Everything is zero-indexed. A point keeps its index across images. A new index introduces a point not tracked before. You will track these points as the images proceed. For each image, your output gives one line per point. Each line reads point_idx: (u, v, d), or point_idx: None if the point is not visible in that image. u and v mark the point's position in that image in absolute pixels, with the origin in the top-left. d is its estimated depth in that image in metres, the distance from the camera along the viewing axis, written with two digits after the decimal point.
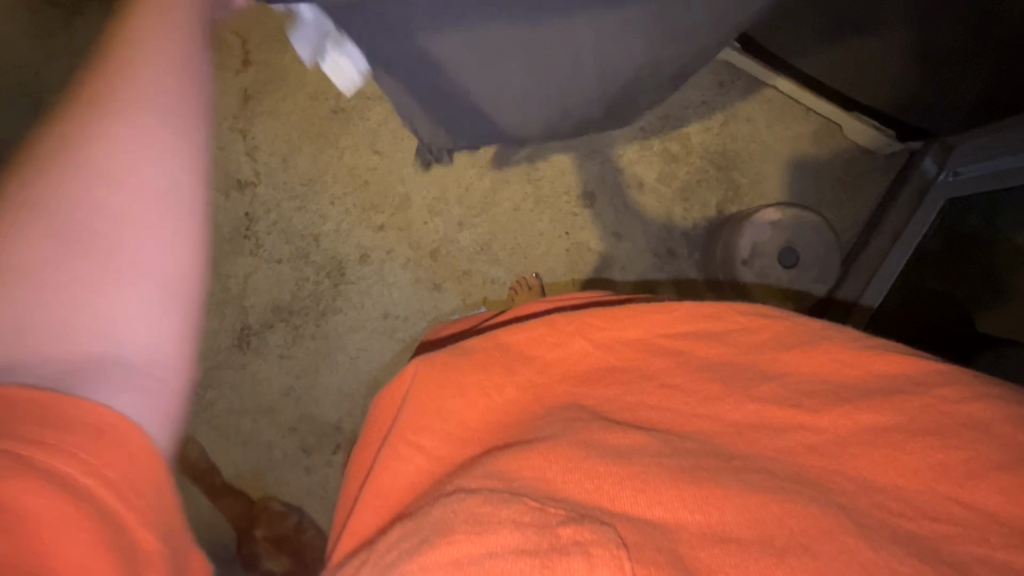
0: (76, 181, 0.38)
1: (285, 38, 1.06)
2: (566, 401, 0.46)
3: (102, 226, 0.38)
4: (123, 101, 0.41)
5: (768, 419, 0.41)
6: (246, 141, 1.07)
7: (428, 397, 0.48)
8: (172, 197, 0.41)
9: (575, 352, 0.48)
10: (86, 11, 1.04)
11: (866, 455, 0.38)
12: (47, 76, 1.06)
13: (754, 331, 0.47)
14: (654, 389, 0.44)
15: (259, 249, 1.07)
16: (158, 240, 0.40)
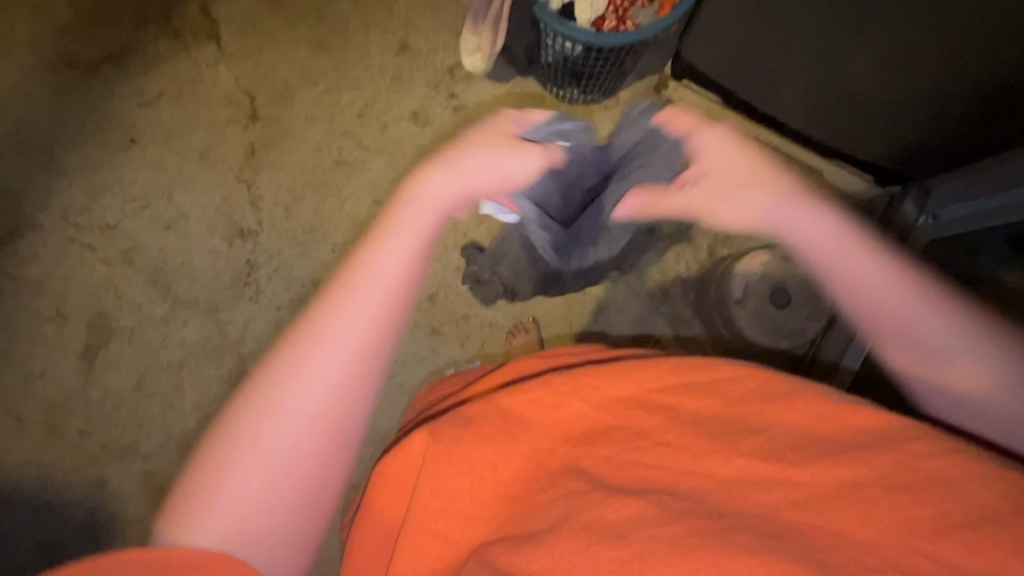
0: (284, 383, 0.46)
1: (291, 95, 1.12)
2: (567, 465, 0.46)
3: (289, 401, 0.46)
4: (339, 315, 0.49)
5: (754, 475, 0.41)
6: (251, 191, 1.10)
7: (433, 478, 0.46)
8: (333, 396, 0.46)
9: (574, 414, 0.49)
10: (104, 73, 1.12)
11: (846, 508, 0.38)
12: (61, 131, 1.11)
13: (740, 380, 0.48)
14: (649, 447, 0.44)
15: (259, 295, 1.08)
16: (318, 433, 0.46)
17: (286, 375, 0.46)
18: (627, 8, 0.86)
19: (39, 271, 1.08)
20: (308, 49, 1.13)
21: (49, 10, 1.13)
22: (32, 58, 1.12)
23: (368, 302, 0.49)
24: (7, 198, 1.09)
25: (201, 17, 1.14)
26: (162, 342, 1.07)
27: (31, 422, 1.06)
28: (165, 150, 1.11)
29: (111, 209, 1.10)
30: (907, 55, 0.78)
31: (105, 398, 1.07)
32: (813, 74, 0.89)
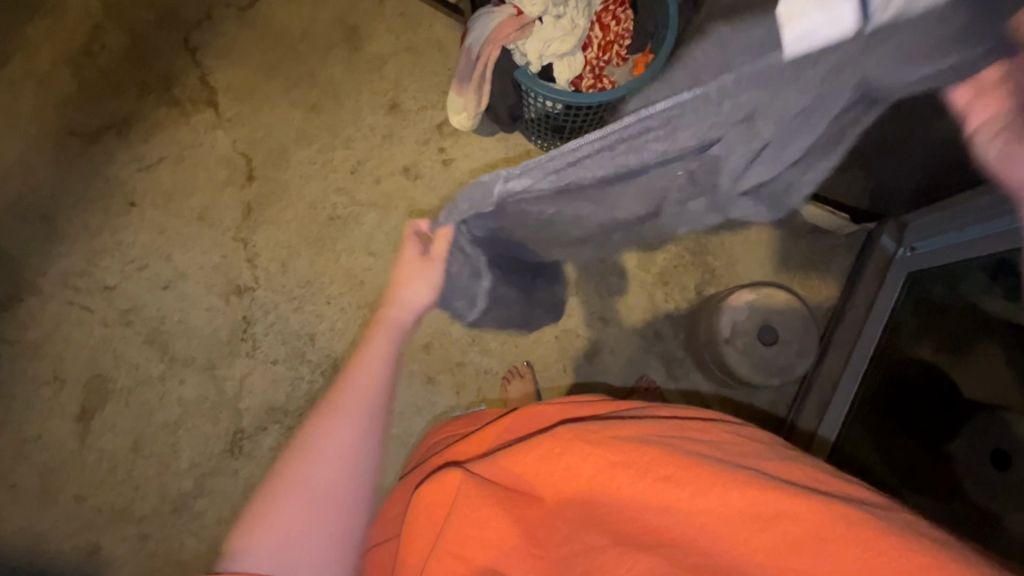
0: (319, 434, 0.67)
1: (287, 156, 1.17)
2: (581, 512, 0.45)
3: (310, 470, 0.64)
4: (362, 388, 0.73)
5: (750, 509, 0.40)
6: (248, 249, 1.13)
7: (460, 525, 0.46)
8: (342, 463, 0.65)
9: (579, 459, 0.46)
10: (106, 141, 1.16)
11: (840, 551, 0.36)
12: (63, 198, 1.14)
13: (736, 444, 0.49)
14: (652, 483, 0.43)
15: (256, 351, 1.10)
16: (328, 493, 0.62)
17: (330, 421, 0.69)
18: (604, 67, 0.93)
19: (38, 335, 1.09)
20: (302, 112, 1.18)
21: (54, 84, 1.18)
22: (36, 130, 1.16)
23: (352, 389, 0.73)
24: (8, 264, 1.11)
25: (200, 86, 1.19)
26: (160, 402, 1.08)
27: (25, 489, 1.05)
28: (164, 212, 1.14)
29: (111, 271, 1.12)
30: None
31: (100, 460, 1.06)
32: None
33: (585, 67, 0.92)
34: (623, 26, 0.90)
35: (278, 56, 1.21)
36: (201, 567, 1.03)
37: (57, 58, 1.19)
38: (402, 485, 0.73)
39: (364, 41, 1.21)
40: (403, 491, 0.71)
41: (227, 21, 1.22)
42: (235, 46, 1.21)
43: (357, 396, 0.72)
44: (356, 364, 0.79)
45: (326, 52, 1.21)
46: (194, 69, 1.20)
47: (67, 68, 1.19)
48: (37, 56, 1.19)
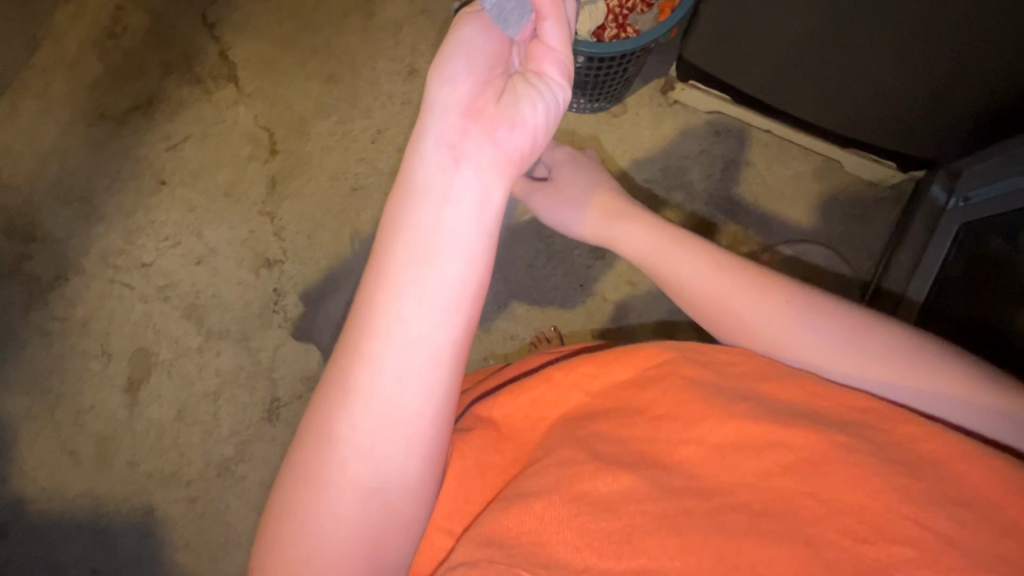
0: (374, 371, 0.42)
1: (308, 128, 1.16)
2: (569, 442, 0.50)
3: (371, 439, 0.42)
4: (417, 263, 0.42)
5: (747, 438, 0.45)
6: (274, 223, 1.14)
7: (449, 480, 0.52)
8: (412, 381, 0.42)
9: (574, 403, 0.55)
10: (134, 122, 1.19)
11: (838, 474, 0.41)
12: (97, 180, 1.18)
13: (736, 363, 0.53)
14: (647, 421, 0.50)
15: (288, 323, 1.12)
16: (404, 430, 0.42)
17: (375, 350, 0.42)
18: (627, 15, 0.89)
19: (84, 312, 1.14)
20: (320, 82, 1.17)
21: (81, 67, 1.20)
22: (68, 115, 1.19)
23: (413, 282, 0.42)
24: (53, 245, 1.16)
25: (220, 61, 1.19)
26: (199, 372, 1.12)
27: (83, 455, 1.12)
28: (193, 190, 1.16)
29: (147, 249, 1.15)
30: (912, 42, 0.77)
31: (149, 429, 1.11)
32: (821, 73, 0.89)
33: (607, 16, 0.88)
34: None
35: (294, 27, 1.19)
36: (248, 529, 1.09)
37: (83, 42, 1.21)
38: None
39: (379, 7, 1.19)
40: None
41: None
42: (253, 20, 1.20)
43: (413, 323, 0.42)
44: (389, 262, 0.43)
45: (342, 21, 1.19)
46: (214, 45, 1.20)
47: (92, 51, 1.21)
48: (64, 41, 1.21)
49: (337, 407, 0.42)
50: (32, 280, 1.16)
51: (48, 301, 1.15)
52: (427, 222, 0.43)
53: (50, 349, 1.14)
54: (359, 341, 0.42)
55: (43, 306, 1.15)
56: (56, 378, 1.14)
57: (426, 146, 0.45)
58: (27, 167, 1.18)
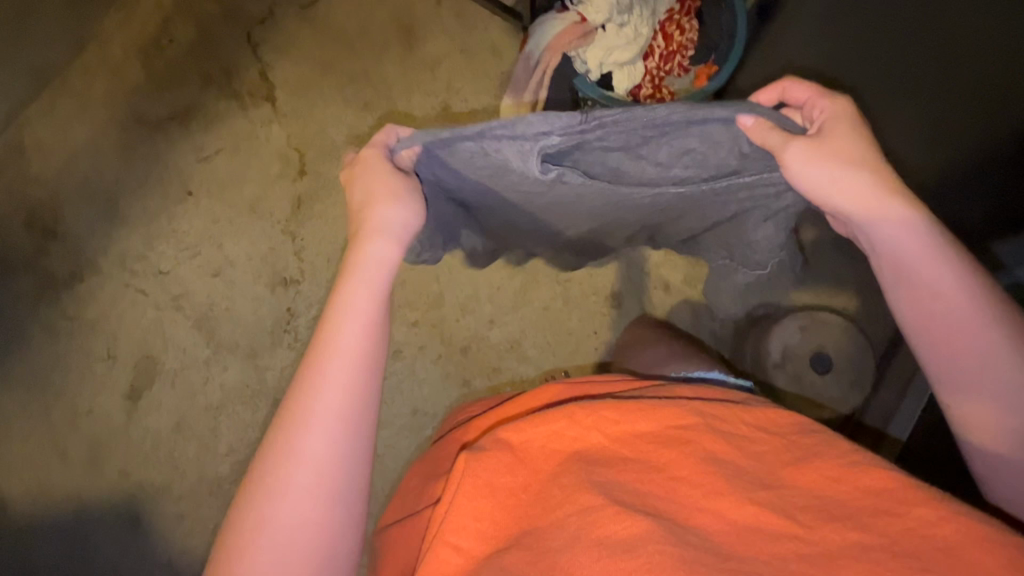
0: (295, 439, 0.46)
1: (338, 153, 1.18)
2: (580, 484, 0.45)
3: (293, 502, 0.45)
4: (338, 327, 0.49)
5: (764, 524, 0.42)
6: (296, 242, 1.15)
7: (465, 497, 0.45)
8: (338, 435, 0.47)
9: (589, 444, 0.49)
10: (168, 130, 1.20)
11: (852, 567, 0.38)
12: (125, 183, 1.18)
13: (755, 441, 0.48)
14: (663, 481, 0.45)
15: (298, 343, 1.11)
16: (327, 476, 0.46)
17: (303, 419, 0.46)
18: (664, 76, 0.89)
19: (95, 313, 1.14)
20: (356, 109, 1.19)
21: (124, 73, 1.23)
22: (105, 116, 1.21)
23: (344, 360, 0.49)
24: (73, 242, 1.16)
25: (259, 80, 1.22)
26: (203, 385, 1.11)
27: (75, 458, 1.10)
28: (218, 202, 1.17)
29: (165, 256, 1.15)
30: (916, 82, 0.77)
31: (146, 438, 1.10)
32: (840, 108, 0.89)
33: (645, 76, 0.88)
34: (688, 37, 0.88)
35: (335, 53, 1.22)
36: None
37: (129, 48, 1.24)
38: (424, 460, 0.70)
39: (420, 41, 1.21)
40: (423, 464, 0.69)
41: (289, 18, 1.24)
42: (294, 41, 1.23)
43: (321, 400, 0.47)
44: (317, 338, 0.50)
45: (382, 50, 1.21)
46: (255, 64, 1.22)
47: (135, 57, 1.23)
48: (110, 45, 1.24)
49: (264, 479, 0.45)
50: (47, 274, 1.15)
51: (60, 298, 1.15)
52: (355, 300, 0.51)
53: (56, 346, 1.13)
54: (284, 415, 0.47)
55: (54, 301, 1.15)
56: (57, 374, 1.13)
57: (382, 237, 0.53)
58: (57, 164, 1.20)
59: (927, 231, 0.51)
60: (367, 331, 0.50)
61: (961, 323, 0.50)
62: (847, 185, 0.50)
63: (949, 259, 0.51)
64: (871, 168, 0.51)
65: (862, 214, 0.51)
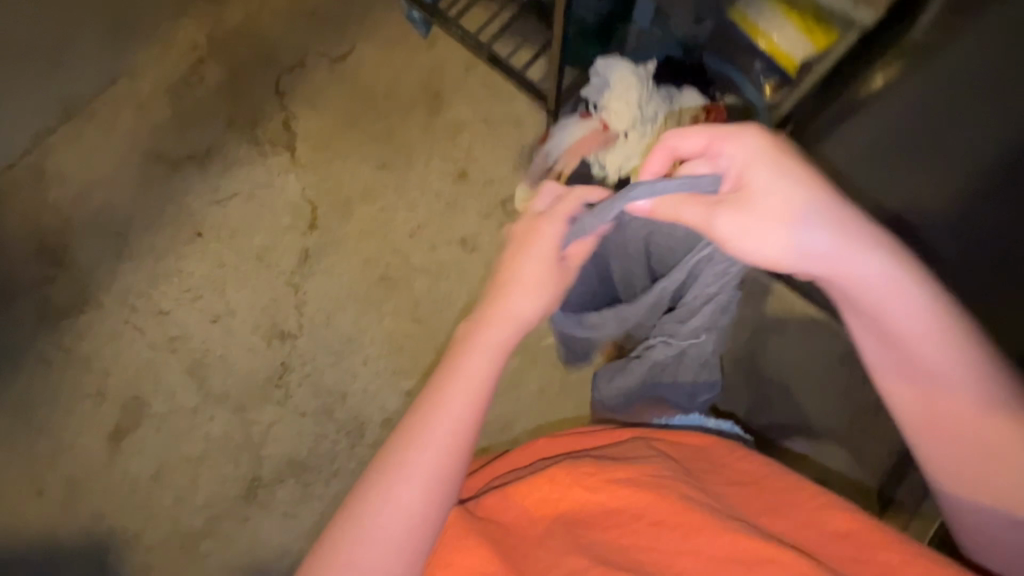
0: (399, 473, 0.53)
1: (351, 209, 1.18)
2: (570, 544, 0.53)
3: (381, 531, 0.51)
4: (451, 382, 0.56)
5: (742, 553, 0.49)
6: (297, 296, 1.14)
7: (455, 553, 0.53)
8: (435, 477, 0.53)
9: (573, 501, 0.56)
10: (187, 170, 1.21)
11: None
12: (138, 219, 1.19)
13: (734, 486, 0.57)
14: (644, 528, 0.53)
15: (287, 401, 1.09)
16: (430, 492, 0.53)
17: (408, 456, 0.53)
18: None
19: (91, 347, 1.13)
20: (373, 168, 1.19)
21: (151, 108, 1.24)
22: (127, 151, 1.22)
23: (465, 404, 0.55)
24: (79, 273, 1.16)
25: (282, 129, 1.22)
26: (188, 433, 1.09)
27: (52, 494, 1.08)
28: (226, 247, 1.17)
29: (167, 297, 1.15)
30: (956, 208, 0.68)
31: (124, 482, 1.08)
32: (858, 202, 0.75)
33: None
34: None
35: (359, 110, 1.23)
36: None
37: (158, 85, 1.25)
38: None
39: (444, 106, 1.21)
40: None
41: (319, 70, 1.25)
42: (321, 94, 1.24)
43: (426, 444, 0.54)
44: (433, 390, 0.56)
45: (406, 112, 1.22)
46: (280, 113, 1.23)
47: (164, 95, 1.24)
48: (141, 80, 1.25)
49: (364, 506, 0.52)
50: (49, 303, 1.15)
51: (59, 328, 1.14)
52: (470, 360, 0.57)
53: (49, 376, 1.13)
54: (395, 451, 0.54)
55: (53, 331, 1.14)
56: (45, 407, 1.12)
57: (520, 303, 0.58)
58: (74, 194, 1.20)
59: (885, 262, 0.51)
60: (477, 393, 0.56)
61: (934, 368, 0.53)
62: (778, 242, 0.51)
63: (911, 293, 0.52)
64: (803, 205, 0.51)
65: (824, 271, 0.52)
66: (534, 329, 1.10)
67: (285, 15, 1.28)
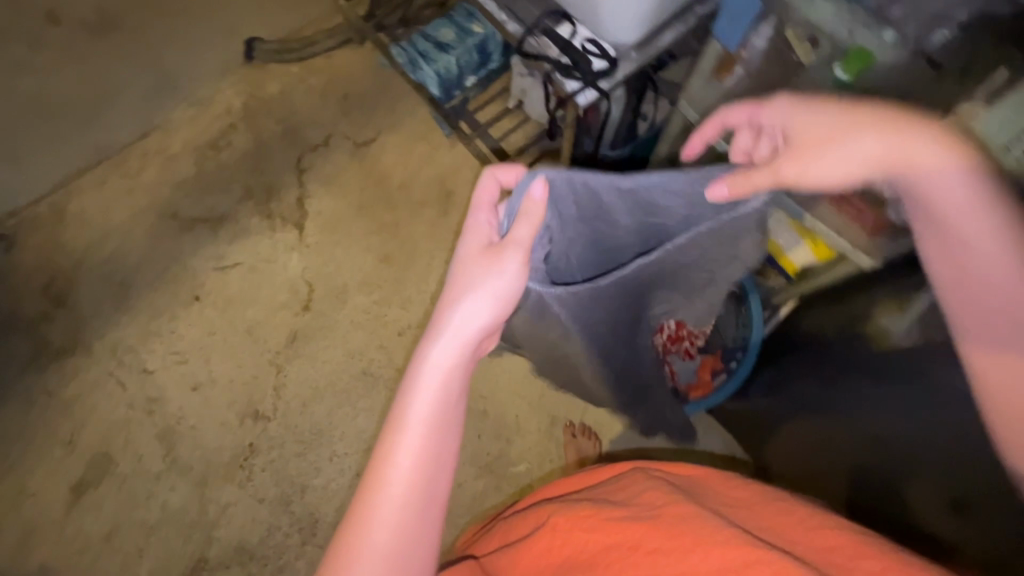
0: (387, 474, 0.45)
1: (346, 297, 1.19)
2: None
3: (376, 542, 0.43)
4: (429, 358, 0.48)
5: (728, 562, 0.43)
6: (278, 376, 1.14)
7: None
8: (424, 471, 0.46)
9: (571, 541, 0.53)
10: (198, 232, 1.24)
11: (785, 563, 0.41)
12: (142, 273, 1.22)
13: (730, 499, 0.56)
14: (640, 557, 0.47)
15: (248, 484, 1.09)
16: (403, 532, 0.44)
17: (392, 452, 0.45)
18: (667, 355, 0.85)
19: (73, 393, 1.15)
20: (375, 259, 1.21)
21: (176, 165, 1.28)
22: (146, 204, 1.26)
23: (420, 423, 0.46)
24: (76, 318, 1.19)
25: (296, 205, 1.25)
26: (146, 499, 1.09)
27: (4, 537, 1.08)
28: (220, 314, 1.19)
29: (154, 355, 1.17)
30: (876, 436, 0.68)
31: (76, 537, 1.08)
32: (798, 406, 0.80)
33: None
34: (698, 330, 0.84)
35: (372, 198, 1.25)
36: None
37: (187, 143, 1.29)
38: None
39: (455, 208, 1.23)
40: None
41: (341, 152, 1.28)
42: (339, 176, 1.26)
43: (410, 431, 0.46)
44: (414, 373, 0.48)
45: (417, 208, 1.23)
46: (296, 189, 1.26)
47: (191, 154, 1.28)
48: (173, 135, 1.30)
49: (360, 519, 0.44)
50: (43, 342, 1.18)
51: (46, 370, 1.17)
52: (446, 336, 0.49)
53: (27, 415, 1.14)
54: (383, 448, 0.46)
55: (40, 372, 1.17)
56: (16, 447, 1.13)
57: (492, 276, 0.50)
58: (88, 238, 1.24)
59: (950, 170, 0.46)
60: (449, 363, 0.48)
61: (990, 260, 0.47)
62: (856, 158, 0.48)
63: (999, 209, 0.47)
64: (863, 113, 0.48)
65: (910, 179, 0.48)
66: (503, 454, 1.08)
67: (318, 92, 1.31)
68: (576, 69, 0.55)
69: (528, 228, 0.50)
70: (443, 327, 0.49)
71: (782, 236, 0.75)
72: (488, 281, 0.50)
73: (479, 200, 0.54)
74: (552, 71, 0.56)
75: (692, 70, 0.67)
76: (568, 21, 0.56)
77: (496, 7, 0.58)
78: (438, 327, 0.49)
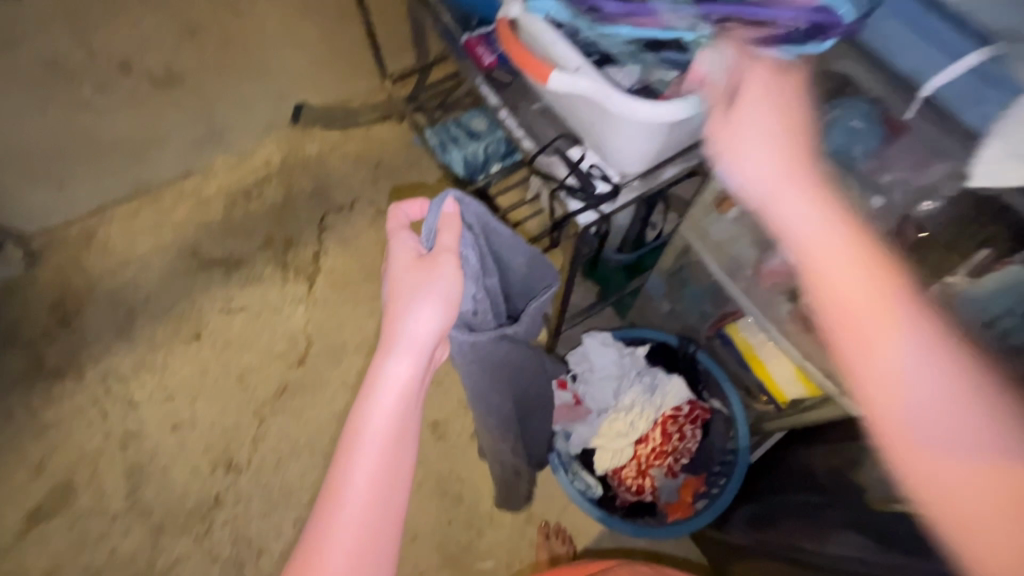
0: (345, 478, 0.47)
1: (342, 357, 1.19)
2: None
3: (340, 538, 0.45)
4: (383, 366, 0.50)
5: None
6: (259, 428, 1.13)
7: None
8: (386, 474, 0.47)
9: None
10: (213, 273, 1.28)
11: None
12: (151, 305, 1.25)
13: None
14: None
15: (205, 538, 1.05)
16: (373, 525, 0.46)
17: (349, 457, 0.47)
18: (651, 466, 0.82)
19: (54, 415, 1.15)
20: (377, 323, 1.23)
21: (207, 208, 1.35)
22: (170, 240, 1.31)
23: (381, 426, 0.48)
24: (77, 340, 1.21)
25: (310, 260, 1.29)
26: (98, 539, 1.05)
27: None
28: (216, 357, 1.20)
29: (142, 389, 1.17)
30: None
31: (17, 570, 1.04)
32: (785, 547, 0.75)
33: (630, 460, 0.82)
34: (685, 446, 0.82)
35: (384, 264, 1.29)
36: None
37: (222, 189, 1.37)
38: None
39: None
40: None
41: (363, 216, 1.33)
42: (357, 239, 1.31)
43: (368, 437, 0.48)
44: (370, 382, 0.50)
45: None
46: (313, 245, 1.31)
47: (223, 200, 1.35)
48: (210, 181, 1.38)
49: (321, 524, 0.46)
50: (39, 359, 1.20)
51: (34, 389, 1.17)
52: (403, 342, 0.51)
53: (3, 432, 1.14)
54: (340, 455, 0.48)
55: (28, 390, 1.17)
56: None
57: (442, 284, 0.53)
58: (108, 265, 1.29)
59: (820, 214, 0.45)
60: (405, 366, 0.51)
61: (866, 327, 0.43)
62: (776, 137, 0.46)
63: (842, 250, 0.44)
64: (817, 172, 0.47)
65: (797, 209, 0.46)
66: (471, 545, 1.03)
67: (352, 158, 1.39)
68: (580, 190, 0.59)
69: (451, 235, 0.55)
70: (393, 337, 0.52)
71: (776, 365, 0.76)
72: (430, 288, 0.53)
73: (394, 225, 0.57)
74: (559, 190, 0.60)
75: (695, 200, 0.70)
76: (580, 145, 0.60)
77: (516, 125, 0.64)
78: (390, 340, 0.52)
